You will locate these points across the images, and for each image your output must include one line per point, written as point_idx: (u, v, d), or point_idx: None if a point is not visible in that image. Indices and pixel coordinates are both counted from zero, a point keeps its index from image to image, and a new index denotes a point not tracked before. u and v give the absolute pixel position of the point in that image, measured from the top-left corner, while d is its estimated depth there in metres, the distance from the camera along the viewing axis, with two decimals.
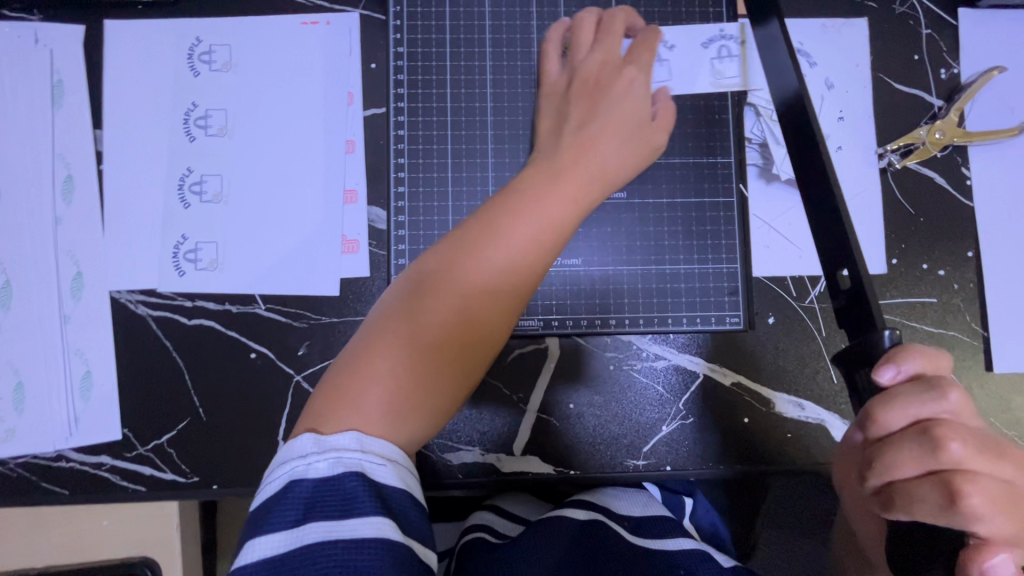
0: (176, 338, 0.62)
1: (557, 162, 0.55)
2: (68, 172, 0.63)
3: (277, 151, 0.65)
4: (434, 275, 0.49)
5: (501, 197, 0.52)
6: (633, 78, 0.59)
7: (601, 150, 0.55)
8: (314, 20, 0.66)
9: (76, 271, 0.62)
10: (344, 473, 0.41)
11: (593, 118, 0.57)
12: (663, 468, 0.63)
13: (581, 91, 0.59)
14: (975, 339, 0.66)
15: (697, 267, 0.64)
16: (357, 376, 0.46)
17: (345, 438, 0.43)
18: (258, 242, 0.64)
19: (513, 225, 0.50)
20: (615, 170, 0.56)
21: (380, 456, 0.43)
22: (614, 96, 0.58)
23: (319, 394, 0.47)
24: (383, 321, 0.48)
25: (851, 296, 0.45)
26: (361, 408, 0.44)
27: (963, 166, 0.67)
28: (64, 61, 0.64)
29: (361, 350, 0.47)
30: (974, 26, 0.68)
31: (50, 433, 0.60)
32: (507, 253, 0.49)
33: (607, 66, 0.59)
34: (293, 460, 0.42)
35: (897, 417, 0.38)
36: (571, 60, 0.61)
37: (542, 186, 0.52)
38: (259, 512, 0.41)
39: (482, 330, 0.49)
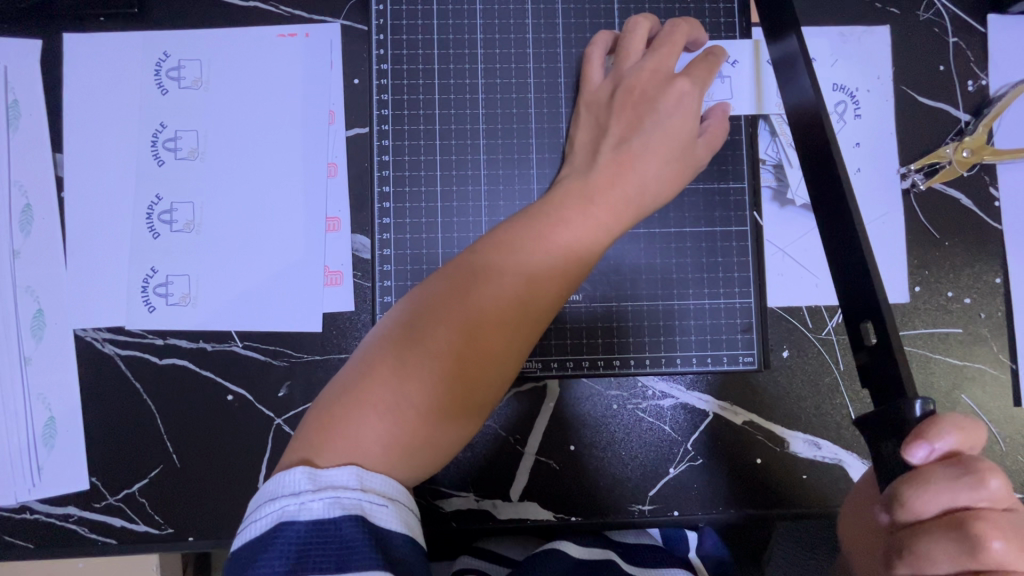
0: (147, 380, 0.58)
1: (588, 180, 0.50)
2: (27, 201, 0.58)
3: (254, 175, 0.60)
4: (452, 296, 0.44)
5: (523, 214, 0.48)
6: (686, 92, 0.52)
7: (640, 169, 0.50)
8: (292, 32, 0.61)
9: (37, 308, 0.57)
10: (342, 515, 0.37)
11: (635, 133, 0.51)
12: (669, 514, 0.59)
13: (628, 101, 0.53)
14: (1003, 372, 0.62)
15: (708, 302, 0.59)
16: (356, 403, 0.41)
17: (344, 474, 0.39)
18: (234, 274, 0.59)
19: (538, 247, 0.46)
20: (652, 193, 0.51)
21: (380, 496, 0.39)
22: (665, 107, 0.52)
23: (313, 415, 0.42)
24: (388, 342, 0.43)
25: (876, 352, 0.41)
26: (358, 440, 0.40)
27: (991, 186, 0.63)
28: (20, 79, 0.59)
29: (362, 373, 0.42)
30: (1004, 33, 0.63)
31: (12, 483, 0.56)
32: (529, 278, 0.45)
33: (659, 77, 0.54)
34: (285, 498, 0.38)
35: (931, 503, 0.33)
36: (619, 67, 0.56)
37: (568, 204, 0.48)
38: (241, 555, 0.37)
39: (498, 360, 0.44)
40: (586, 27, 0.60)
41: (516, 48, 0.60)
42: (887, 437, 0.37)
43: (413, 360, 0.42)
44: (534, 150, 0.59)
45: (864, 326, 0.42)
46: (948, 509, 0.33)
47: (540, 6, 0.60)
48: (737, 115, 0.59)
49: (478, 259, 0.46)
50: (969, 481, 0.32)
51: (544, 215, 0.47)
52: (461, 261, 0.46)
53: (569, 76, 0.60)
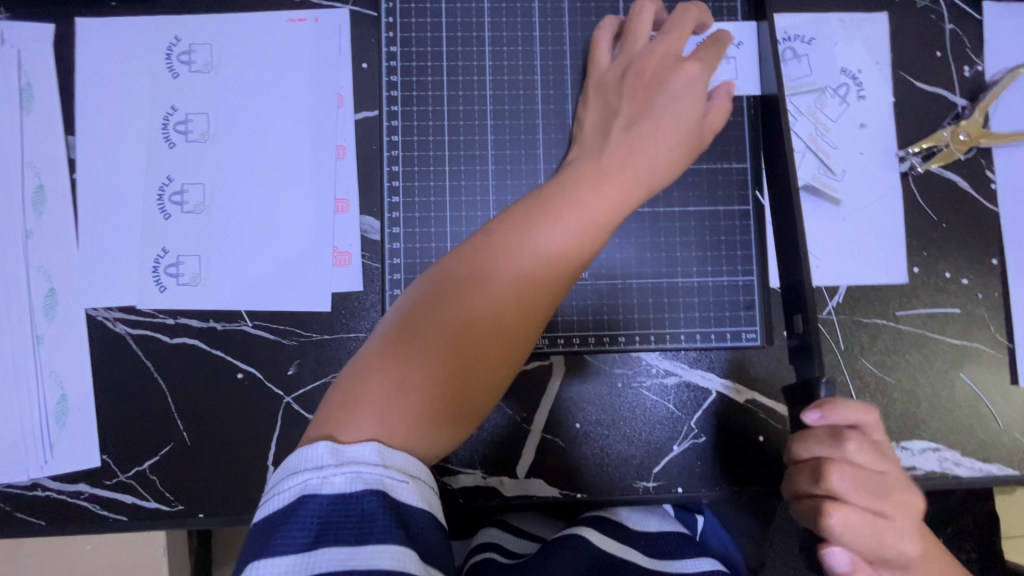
0: (158, 358, 0.59)
1: (600, 161, 0.50)
2: (39, 182, 0.59)
3: (265, 157, 0.61)
4: (470, 275, 0.45)
5: (538, 195, 0.48)
6: (696, 74, 0.53)
7: (650, 150, 0.51)
8: (302, 17, 0.62)
9: (50, 287, 0.58)
10: (364, 491, 0.38)
11: (646, 115, 0.52)
12: (674, 490, 0.60)
13: (638, 83, 0.54)
14: (1000, 351, 0.63)
15: (712, 279, 0.60)
16: (377, 378, 0.42)
17: (365, 450, 0.39)
18: (244, 255, 0.60)
19: (553, 226, 0.46)
20: (661, 173, 0.51)
21: (401, 473, 0.39)
22: (674, 89, 0.53)
23: (335, 391, 0.43)
24: (406, 320, 0.44)
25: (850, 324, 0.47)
26: (379, 415, 0.41)
27: (987, 169, 0.64)
28: (33, 63, 0.60)
29: (382, 349, 0.44)
30: (998, 20, 0.65)
31: (24, 461, 0.57)
32: (545, 258, 0.45)
33: (668, 61, 0.54)
34: (308, 472, 0.38)
35: (804, 449, 0.46)
36: (627, 51, 0.57)
37: (583, 185, 0.48)
38: (265, 526, 0.38)
39: (514, 337, 0.45)
40: (590, 12, 0.61)
41: (522, 31, 0.61)
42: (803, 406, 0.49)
43: (432, 337, 0.43)
44: (541, 130, 0.60)
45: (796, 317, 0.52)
46: (814, 455, 0.46)
47: None
48: (741, 95, 0.61)
49: (493, 239, 0.46)
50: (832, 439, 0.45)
51: (558, 194, 0.48)
52: (477, 241, 0.47)
53: (574, 60, 0.61)
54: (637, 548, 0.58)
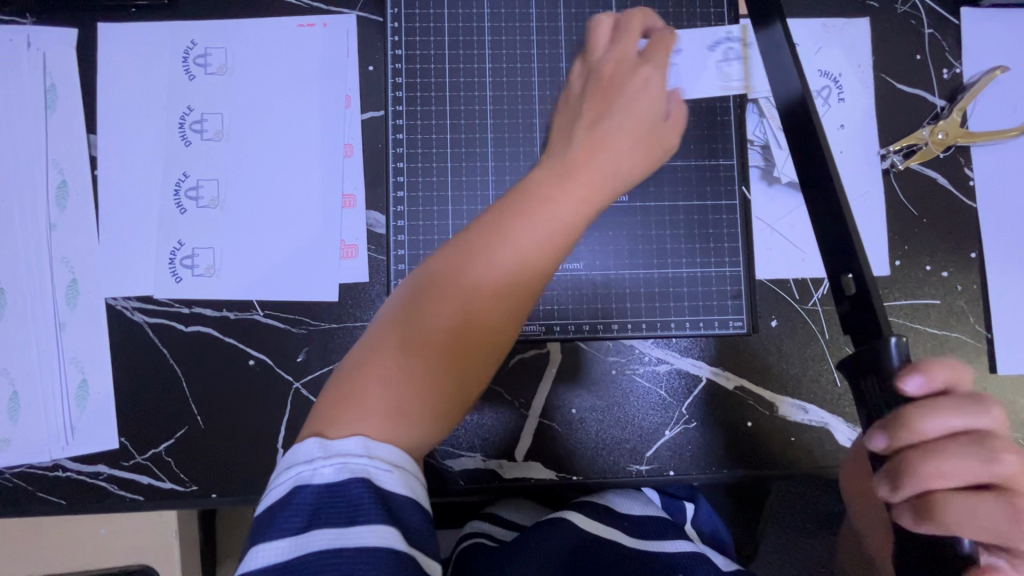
0: (174, 346, 0.61)
1: (565, 161, 0.52)
2: (62, 178, 0.62)
3: (275, 155, 0.64)
4: (442, 281, 0.47)
5: (510, 199, 0.50)
6: (651, 77, 0.56)
7: (612, 151, 0.53)
8: (311, 22, 0.65)
9: (71, 277, 0.61)
10: (350, 479, 0.41)
11: (605, 117, 0.54)
12: (666, 473, 0.63)
13: (598, 90, 0.57)
14: (979, 340, 0.66)
15: (701, 271, 0.63)
16: (362, 379, 0.45)
17: (351, 443, 0.42)
18: (255, 247, 0.63)
19: (519, 229, 0.48)
20: (629, 170, 0.54)
21: (385, 462, 0.42)
22: (628, 94, 0.55)
23: (325, 396, 0.46)
24: (388, 323, 0.47)
25: (856, 301, 0.44)
26: (363, 412, 0.44)
27: (965, 166, 0.67)
28: (57, 65, 0.63)
29: (367, 352, 0.47)
30: (976, 25, 0.68)
31: (47, 443, 0.60)
32: (514, 257, 0.47)
33: (623, 66, 0.57)
34: (300, 465, 0.42)
35: (939, 426, 0.38)
36: (588, 63, 0.60)
37: (550, 187, 0.50)
38: (264, 516, 0.41)
39: (489, 336, 0.47)
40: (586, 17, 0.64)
41: (519, 35, 0.64)
42: (867, 375, 0.40)
43: (410, 341, 0.46)
44: (538, 129, 0.63)
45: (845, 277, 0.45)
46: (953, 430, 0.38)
47: None
48: (727, 97, 0.63)
49: (463, 246, 0.49)
50: (975, 408, 0.38)
51: (526, 198, 0.49)
52: (449, 248, 0.49)
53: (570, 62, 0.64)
54: (622, 530, 0.60)
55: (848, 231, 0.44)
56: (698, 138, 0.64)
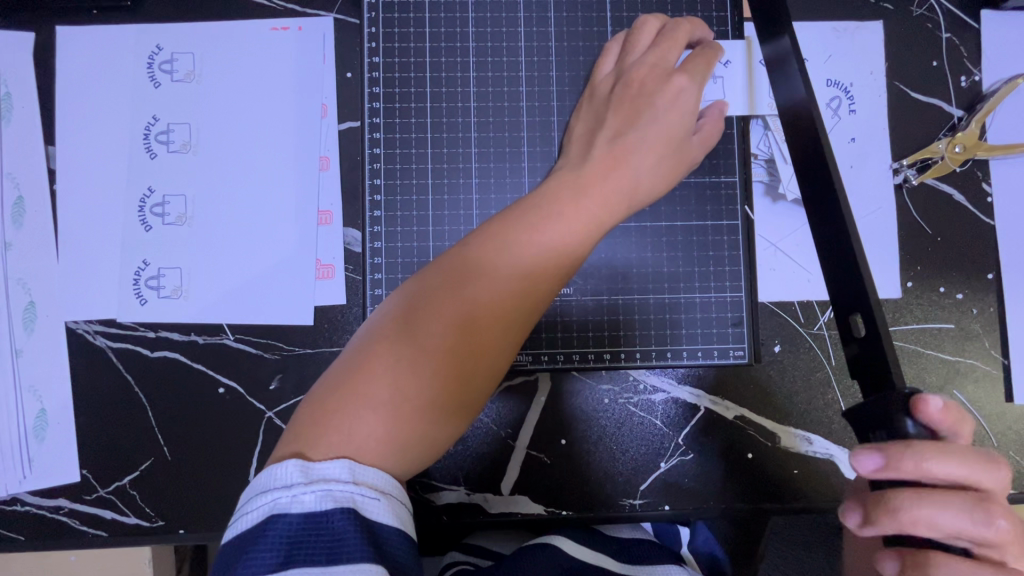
0: (139, 373, 0.58)
1: (581, 173, 0.49)
2: (19, 193, 0.58)
3: (248, 168, 0.60)
4: (443, 290, 0.44)
5: (517, 209, 0.47)
6: (685, 88, 0.52)
7: (635, 163, 0.50)
8: (285, 25, 0.61)
9: (29, 299, 0.57)
10: (335, 509, 0.37)
11: (631, 128, 0.51)
12: (661, 508, 0.59)
13: (628, 95, 0.53)
14: (995, 367, 0.62)
15: (700, 295, 0.59)
16: (347, 396, 0.41)
17: (337, 467, 0.38)
18: (225, 267, 0.59)
19: (529, 237, 0.45)
20: (646, 188, 0.51)
21: (373, 490, 0.38)
22: (660, 104, 0.51)
23: (304, 411, 0.42)
24: (379, 335, 0.43)
25: (865, 345, 0.41)
26: (346, 433, 0.40)
27: (983, 181, 0.63)
28: (13, 72, 0.59)
29: (354, 364, 0.42)
30: (997, 29, 0.63)
31: (3, 475, 0.56)
32: (521, 273, 0.44)
33: (659, 72, 0.53)
34: (277, 491, 0.37)
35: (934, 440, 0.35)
36: (622, 61, 0.56)
37: (563, 199, 0.47)
38: (231, 548, 0.37)
39: (490, 351, 0.44)
40: (578, 22, 0.60)
41: (506, 41, 0.60)
42: (877, 429, 0.37)
43: (403, 354, 0.42)
44: (526, 142, 0.59)
45: (854, 319, 0.42)
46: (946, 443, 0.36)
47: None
48: (730, 116, 0.59)
49: (469, 252, 0.45)
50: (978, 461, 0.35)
51: (537, 206, 0.47)
52: (452, 255, 0.46)
53: (561, 70, 0.60)
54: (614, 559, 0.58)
55: (858, 268, 0.41)
56: None
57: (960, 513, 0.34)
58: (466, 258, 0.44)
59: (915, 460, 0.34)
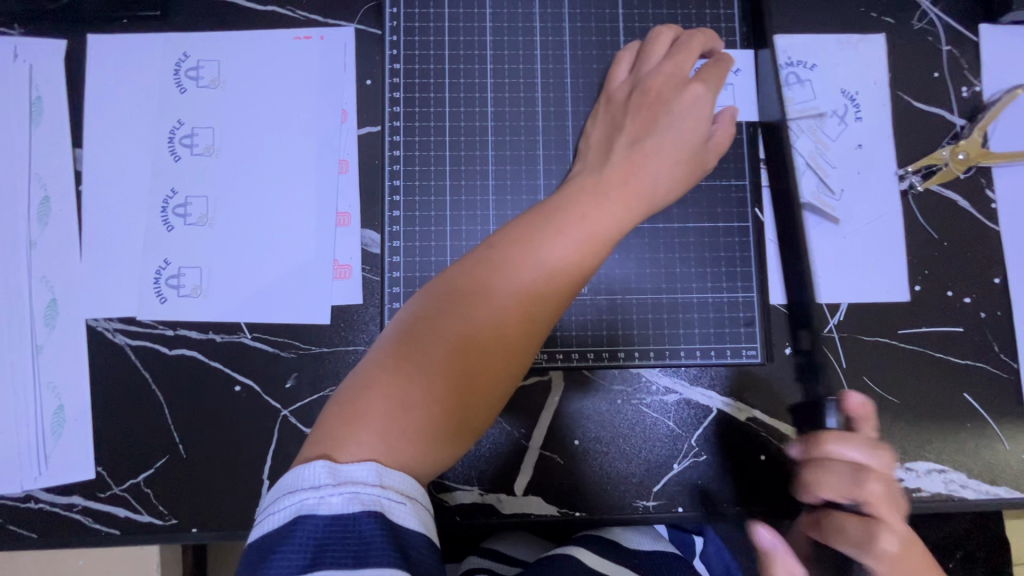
0: (157, 369, 0.59)
1: (601, 177, 0.50)
2: (45, 193, 0.59)
3: (269, 171, 0.62)
4: (466, 290, 0.44)
5: (540, 212, 0.47)
6: (701, 95, 0.52)
7: (653, 169, 0.50)
8: (307, 35, 0.63)
9: (51, 297, 0.58)
10: (361, 512, 0.38)
11: (647, 136, 0.52)
12: (674, 510, 0.59)
13: (644, 104, 0.54)
14: (1005, 371, 0.62)
15: (711, 295, 0.60)
16: (374, 395, 0.42)
17: (363, 470, 0.39)
18: (244, 267, 0.60)
19: (553, 239, 0.45)
20: (663, 193, 0.51)
21: (398, 494, 0.39)
22: (677, 112, 0.52)
23: (333, 410, 0.42)
24: (403, 338, 0.44)
25: None
26: (375, 432, 0.40)
27: (987, 188, 0.64)
28: (44, 77, 0.61)
29: (379, 365, 0.43)
30: (995, 42, 0.66)
31: (19, 471, 0.56)
32: (546, 274, 0.44)
33: (674, 81, 0.54)
34: (304, 492, 0.38)
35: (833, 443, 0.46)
36: (638, 70, 0.57)
37: (587, 201, 0.48)
38: (260, 545, 0.38)
39: (513, 351, 0.44)
40: (591, 32, 0.62)
41: (522, 50, 0.62)
42: (807, 420, 0.56)
43: (431, 354, 0.43)
44: (541, 146, 0.61)
45: (820, 327, 0.51)
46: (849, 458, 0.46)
47: (547, 10, 0.62)
48: (741, 122, 0.61)
49: (494, 254, 0.46)
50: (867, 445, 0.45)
51: (557, 209, 0.47)
52: (477, 255, 0.46)
53: (574, 78, 0.62)
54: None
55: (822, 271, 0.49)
56: None
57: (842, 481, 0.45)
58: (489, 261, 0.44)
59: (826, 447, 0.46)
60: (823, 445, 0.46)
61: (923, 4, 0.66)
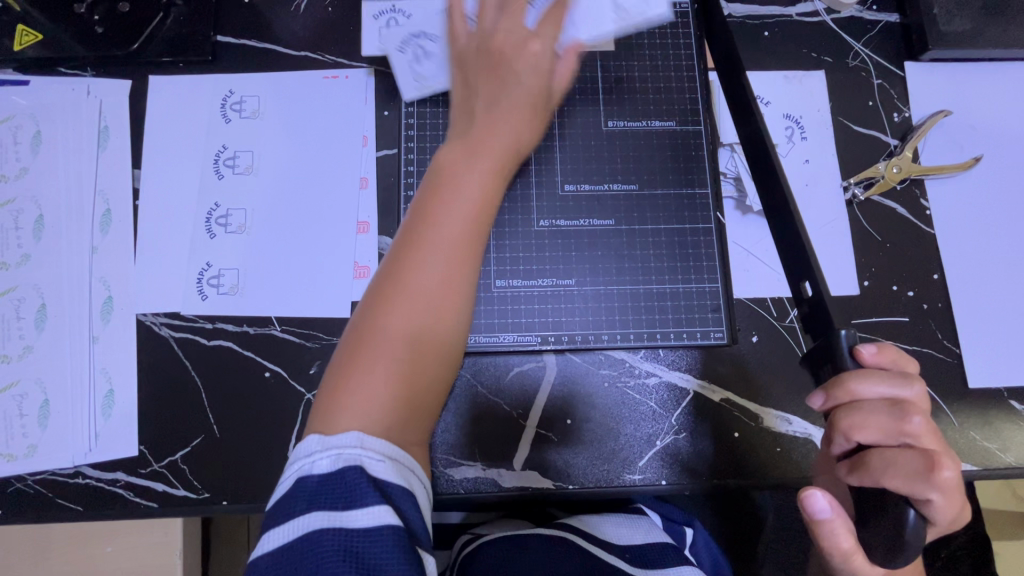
0: (196, 358, 0.66)
1: (471, 140, 0.57)
2: (107, 207, 0.69)
3: (299, 187, 0.72)
4: (393, 283, 0.52)
5: (429, 189, 0.56)
6: (539, 50, 0.62)
7: (513, 132, 0.59)
8: (335, 74, 0.74)
9: (107, 295, 0.67)
10: (346, 467, 0.44)
11: (500, 98, 0.59)
12: (658, 483, 0.66)
13: (492, 65, 0.61)
14: (949, 356, 0.70)
15: (682, 287, 0.69)
16: (337, 387, 0.49)
17: (346, 437, 0.45)
18: (275, 267, 0.69)
19: (442, 208, 0.54)
20: (523, 141, 0.60)
21: (377, 452, 0.45)
22: (524, 65, 0.61)
23: (315, 413, 0.49)
24: (349, 337, 0.51)
25: (813, 305, 0.51)
26: (346, 411, 0.47)
27: (921, 197, 0.74)
28: (112, 110, 0.72)
29: (338, 365, 0.50)
30: (919, 75, 0.77)
31: (69, 449, 0.63)
32: (443, 237, 0.53)
33: (513, 37, 0.61)
34: (301, 459, 0.45)
35: (866, 386, 0.43)
36: (478, 27, 0.63)
37: (465, 161, 0.56)
38: (274, 506, 0.45)
39: (451, 313, 0.53)
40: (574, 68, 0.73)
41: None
42: (825, 363, 0.46)
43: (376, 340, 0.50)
44: (534, 162, 0.70)
45: (803, 285, 0.52)
46: (879, 396, 0.43)
47: None
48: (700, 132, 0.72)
49: (405, 238, 0.54)
50: (903, 380, 0.43)
51: (449, 178, 0.55)
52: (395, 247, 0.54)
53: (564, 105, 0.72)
54: (623, 562, 0.65)
55: (802, 241, 0.51)
56: (676, 170, 0.71)
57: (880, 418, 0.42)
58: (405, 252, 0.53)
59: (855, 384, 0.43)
60: (848, 382, 0.43)
61: (856, 46, 0.78)
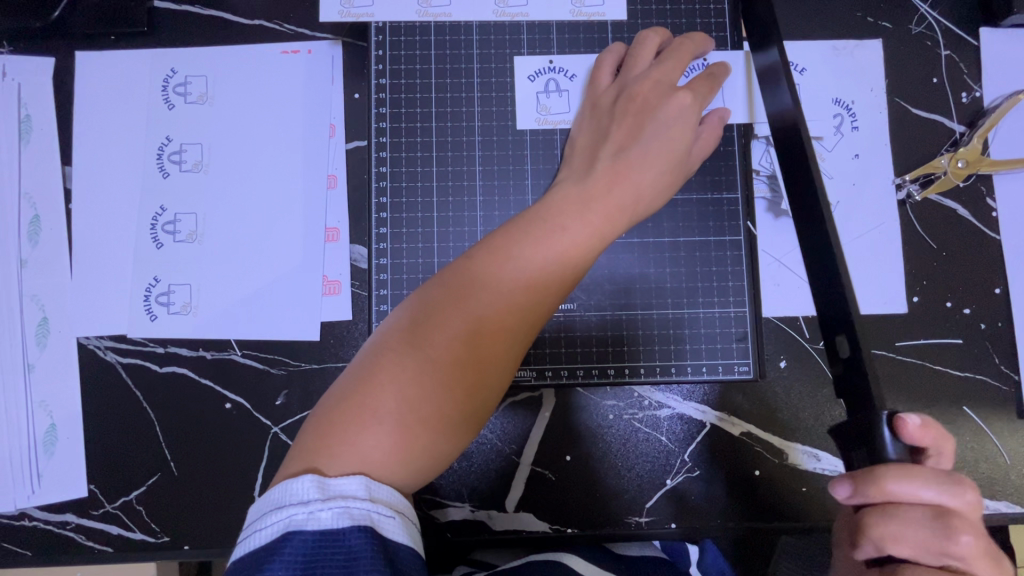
0: (147, 387, 0.59)
1: (587, 185, 0.48)
2: (35, 213, 0.60)
3: (257, 187, 0.61)
4: (466, 286, 0.42)
5: (537, 207, 0.47)
6: (687, 105, 0.51)
7: (639, 178, 0.49)
8: (295, 48, 0.63)
9: (42, 316, 0.59)
10: (352, 527, 0.35)
11: (636, 142, 0.50)
12: (667, 526, 0.59)
13: (630, 108, 0.52)
14: (1006, 384, 0.61)
15: (704, 311, 0.59)
16: (356, 404, 0.39)
17: (353, 484, 0.36)
18: (231, 282, 0.60)
19: (552, 225, 0.45)
20: (647, 202, 0.50)
21: (388, 507, 0.37)
22: (665, 120, 0.51)
23: (318, 416, 0.40)
24: (387, 343, 0.41)
25: (850, 364, 0.43)
26: (360, 440, 0.38)
27: (987, 196, 0.63)
28: (32, 95, 0.61)
29: (363, 376, 0.40)
30: (995, 46, 0.64)
31: (13, 490, 0.57)
32: (543, 257, 0.43)
33: (662, 88, 0.52)
34: (292, 507, 0.35)
35: (904, 489, 0.35)
36: (625, 75, 0.55)
37: (585, 197, 0.47)
38: (245, 565, 0.35)
39: (522, 337, 0.43)
40: (580, 42, 0.61)
41: (509, 77, 0.60)
42: (858, 447, 0.39)
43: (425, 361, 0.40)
44: (529, 161, 0.59)
45: (838, 339, 0.44)
46: (918, 501, 0.35)
47: (537, 19, 0.61)
48: (731, 125, 0.60)
49: (495, 244, 0.44)
50: (952, 484, 0.35)
51: (566, 200, 0.47)
52: (476, 252, 0.44)
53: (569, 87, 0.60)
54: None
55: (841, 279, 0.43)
56: (701, 170, 0.60)
57: (921, 532, 0.34)
58: (478, 266, 0.43)
59: (889, 484, 0.35)
60: (880, 484, 0.35)
61: (922, 8, 0.64)
